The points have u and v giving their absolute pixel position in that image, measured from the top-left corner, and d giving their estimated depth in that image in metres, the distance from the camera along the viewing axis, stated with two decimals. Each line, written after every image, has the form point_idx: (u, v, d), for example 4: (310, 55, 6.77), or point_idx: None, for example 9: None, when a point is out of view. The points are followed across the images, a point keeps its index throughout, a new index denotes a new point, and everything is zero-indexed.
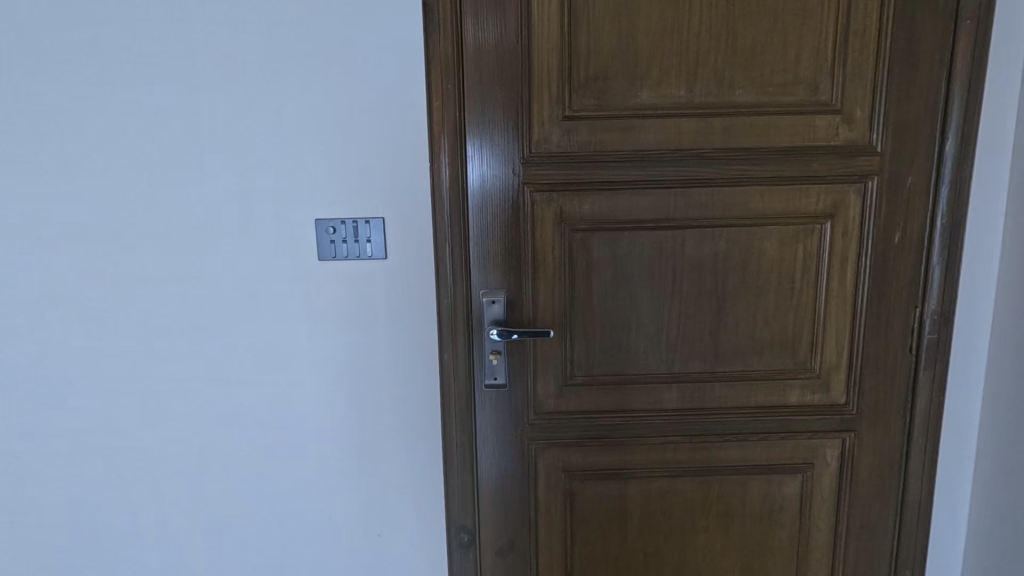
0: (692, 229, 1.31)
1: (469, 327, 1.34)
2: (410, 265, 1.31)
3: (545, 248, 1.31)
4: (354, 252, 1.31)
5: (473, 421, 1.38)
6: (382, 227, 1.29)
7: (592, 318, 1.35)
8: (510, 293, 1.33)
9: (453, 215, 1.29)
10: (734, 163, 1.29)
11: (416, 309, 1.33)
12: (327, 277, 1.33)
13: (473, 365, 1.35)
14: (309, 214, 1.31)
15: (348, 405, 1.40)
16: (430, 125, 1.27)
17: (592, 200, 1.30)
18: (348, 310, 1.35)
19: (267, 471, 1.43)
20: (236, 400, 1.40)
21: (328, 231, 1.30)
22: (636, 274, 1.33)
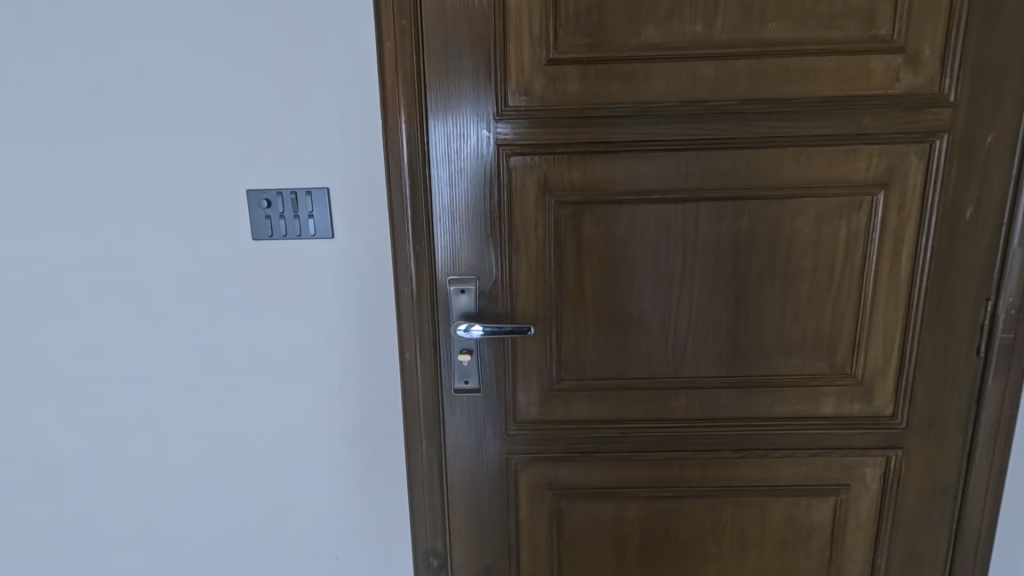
0: (707, 202, 1.06)
1: (434, 321, 1.11)
2: (360, 247, 1.10)
3: (526, 226, 1.08)
4: (293, 231, 1.09)
5: (442, 432, 1.17)
6: (325, 201, 1.07)
7: (583, 311, 1.12)
8: (485, 281, 1.10)
9: (413, 186, 1.06)
10: (763, 120, 1.02)
11: (372, 299, 1.12)
12: (265, 260, 1.11)
13: (440, 368, 1.14)
14: (241, 184, 1.08)
15: (297, 411, 1.19)
16: (383, 73, 1.02)
17: (583, 167, 1.05)
18: (291, 300, 1.13)
19: (206, 484, 1.24)
20: (167, 405, 1.20)
21: (262, 205, 1.08)
22: (636, 258, 1.09)
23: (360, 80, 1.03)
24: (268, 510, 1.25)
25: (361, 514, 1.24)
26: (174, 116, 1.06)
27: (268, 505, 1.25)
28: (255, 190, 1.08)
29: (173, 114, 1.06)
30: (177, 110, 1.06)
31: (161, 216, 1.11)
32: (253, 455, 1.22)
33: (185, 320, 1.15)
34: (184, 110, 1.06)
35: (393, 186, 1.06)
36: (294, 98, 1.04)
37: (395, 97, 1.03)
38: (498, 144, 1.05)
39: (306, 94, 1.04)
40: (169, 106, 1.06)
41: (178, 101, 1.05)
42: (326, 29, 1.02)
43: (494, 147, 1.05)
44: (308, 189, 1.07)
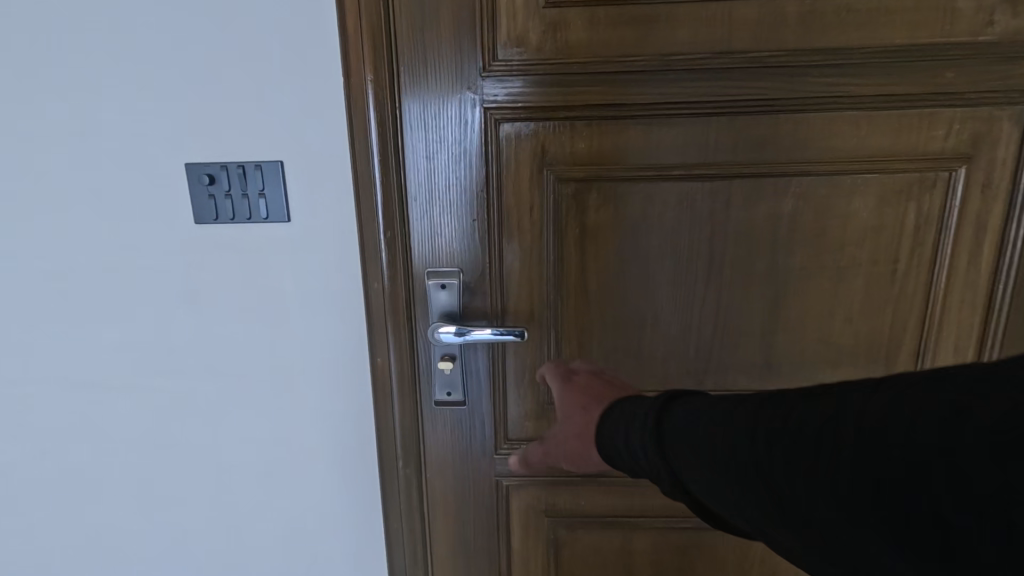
0: (742, 179, 0.86)
1: (411, 321, 0.94)
2: (323, 231, 0.92)
3: (520, 208, 0.89)
4: (242, 212, 0.92)
5: (422, 449, 1.00)
6: (279, 176, 0.89)
7: (588, 311, 0.93)
8: (470, 274, 0.92)
9: (383, 160, 0.87)
10: (817, 74, 0.81)
11: (337, 294, 0.95)
12: (212, 247, 0.94)
13: (418, 375, 0.96)
14: (178, 157, 0.90)
15: (256, 421, 1.04)
16: (341, 19, 0.82)
17: (589, 135, 0.86)
18: (244, 295, 0.96)
19: (159, 499, 1.10)
20: (108, 412, 1.05)
21: (204, 181, 0.90)
22: (654, 247, 0.89)
23: (314, 26, 0.83)
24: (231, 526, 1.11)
25: (335, 534, 1.09)
26: (91, 73, 0.87)
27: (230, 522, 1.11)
28: (194, 163, 0.90)
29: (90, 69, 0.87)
30: (95, 64, 0.86)
31: (85, 195, 0.92)
32: (209, 468, 1.07)
33: (123, 315, 0.99)
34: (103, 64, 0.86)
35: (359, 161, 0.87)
36: (235, 49, 0.85)
37: (359, 50, 0.83)
38: (485, 107, 0.86)
39: (249, 44, 0.84)
40: (84, 61, 0.86)
41: (94, 53, 0.86)
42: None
43: (480, 111, 0.86)
44: (258, 162, 0.89)
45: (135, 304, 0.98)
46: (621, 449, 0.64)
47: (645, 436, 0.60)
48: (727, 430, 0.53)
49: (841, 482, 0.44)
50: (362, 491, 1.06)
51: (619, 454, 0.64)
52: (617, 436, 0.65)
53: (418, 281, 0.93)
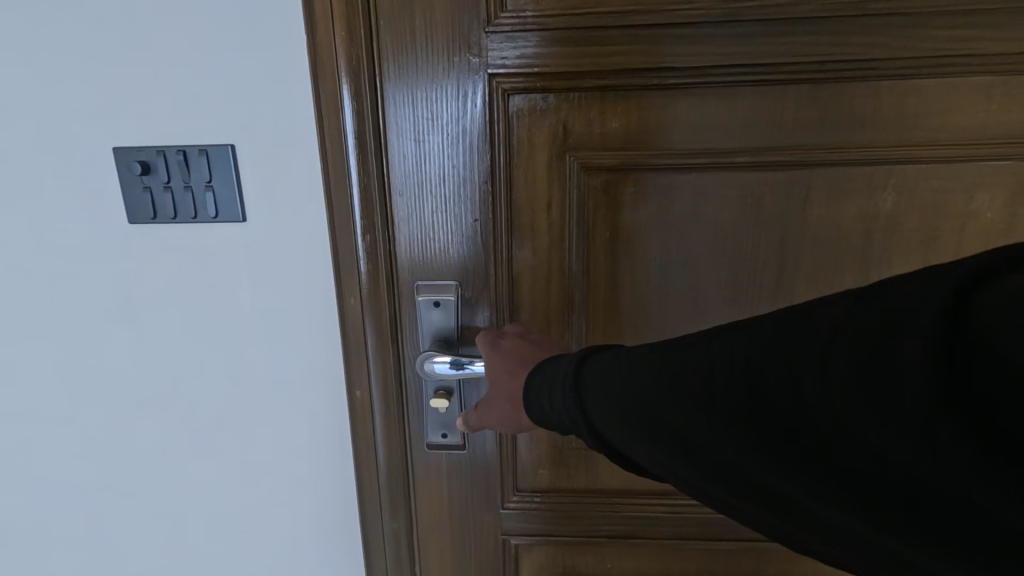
0: (825, 169, 0.65)
1: (397, 346, 0.75)
2: (286, 235, 0.73)
3: (534, 206, 0.69)
4: (187, 210, 0.72)
5: (413, 500, 0.82)
6: (227, 164, 0.70)
7: (619, 337, 0.73)
8: (470, 289, 0.73)
9: (359, 144, 0.67)
10: (940, 26, 0.60)
11: (306, 312, 0.76)
12: (149, 253, 0.75)
13: (405, 412, 0.78)
14: (101, 142, 0.70)
15: (210, 466, 0.85)
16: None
17: (626, 111, 0.65)
18: (190, 312, 0.77)
19: (97, 557, 0.91)
20: (30, 455, 0.86)
21: (134, 171, 0.70)
22: (707, 257, 0.69)
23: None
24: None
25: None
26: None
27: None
28: (122, 147, 0.70)
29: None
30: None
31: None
32: (156, 522, 0.89)
33: (40, 339, 0.79)
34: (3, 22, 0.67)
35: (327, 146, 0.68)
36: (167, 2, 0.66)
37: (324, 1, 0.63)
38: (488, 74, 0.65)
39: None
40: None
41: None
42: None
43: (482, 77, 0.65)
44: (202, 145, 0.69)
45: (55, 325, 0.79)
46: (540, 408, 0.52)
47: (564, 395, 0.49)
48: (642, 379, 0.43)
49: (766, 434, 0.36)
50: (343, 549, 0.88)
51: (543, 416, 0.52)
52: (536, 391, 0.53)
53: (405, 298, 0.74)
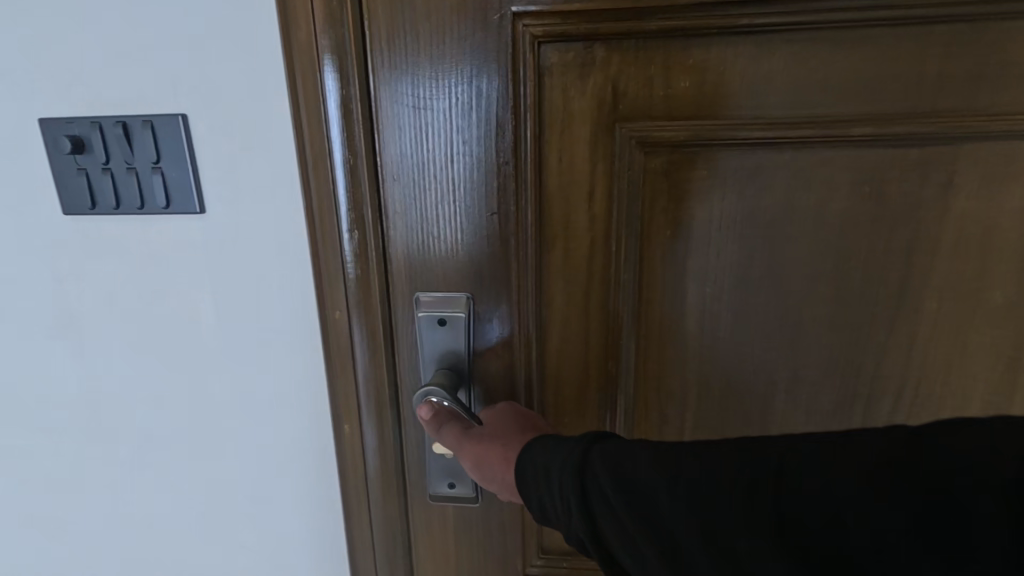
0: (979, 147, 0.47)
1: (394, 374, 0.59)
2: (253, 231, 0.57)
3: (570, 196, 0.52)
4: (131, 198, 0.57)
5: (414, 558, 0.66)
6: (179, 139, 0.54)
7: (679, 367, 0.56)
8: (484, 303, 0.56)
9: (345, 115, 0.51)
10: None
11: (283, 328, 0.61)
12: (89, 252, 0.60)
13: (404, 454, 0.62)
14: (25, 110, 0.55)
15: (176, 505, 0.71)
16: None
17: (698, 66, 0.47)
18: (145, 325, 0.63)
19: None
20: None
21: (65, 147, 0.55)
22: (798, 268, 0.52)
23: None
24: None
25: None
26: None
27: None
28: (49, 117, 0.55)
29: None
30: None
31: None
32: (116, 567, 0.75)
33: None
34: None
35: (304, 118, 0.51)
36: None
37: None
38: (512, 13, 0.47)
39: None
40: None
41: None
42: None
43: (502, 18, 0.48)
44: (147, 115, 0.54)
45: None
46: (530, 472, 0.43)
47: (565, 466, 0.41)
48: (661, 460, 0.38)
49: (814, 535, 0.32)
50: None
51: (526, 488, 0.43)
52: (535, 454, 0.44)
53: (399, 317, 0.57)
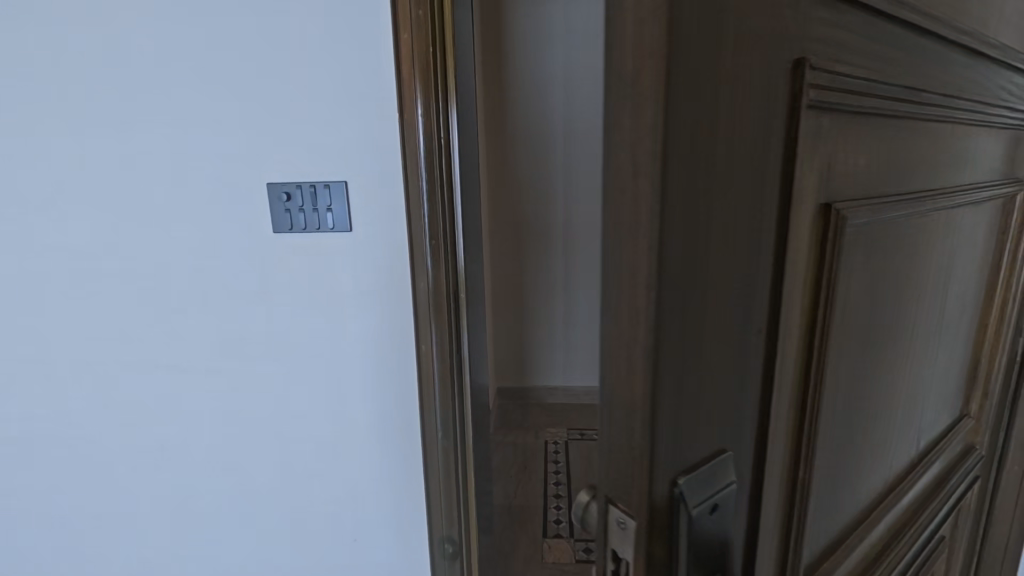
0: (977, 213, 0.59)
1: (456, 341, 0.92)
2: (361, 244, 0.88)
3: (817, 307, 0.37)
4: (312, 226, 0.88)
5: (466, 469, 0.98)
6: (343, 192, 0.86)
7: (861, 473, 0.49)
8: (743, 494, 0.35)
9: (429, 184, 0.85)
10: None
11: (382, 299, 0.90)
12: (283, 249, 0.90)
13: (460, 400, 0.95)
14: (232, 180, 0.88)
15: (268, 446, 1.00)
16: (396, 52, 0.80)
17: (897, 139, 0.41)
18: (302, 317, 0.93)
19: (164, 521, 1.04)
20: (142, 445, 1.01)
21: (280, 197, 0.87)
22: (918, 334, 0.54)
23: (367, 62, 0.81)
24: (229, 530, 1.04)
25: (358, 538, 1.02)
26: (120, 81, 0.87)
27: (220, 538, 1.05)
28: (274, 181, 0.87)
29: (131, 75, 0.86)
30: (145, 54, 0.85)
31: (112, 209, 0.91)
32: (211, 489, 1.02)
33: (157, 338, 0.96)
34: (143, 64, 0.86)
35: (608, 124, 0.25)
36: (294, 73, 0.83)
37: (412, 75, 0.81)
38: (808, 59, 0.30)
39: (311, 78, 0.83)
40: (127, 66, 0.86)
41: (137, 52, 0.85)
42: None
43: (802, 25, 0.30)
44: (326, 179, 0.86)
45: (126, 326, 0.96)
46: None
47: None
48: None
49: None
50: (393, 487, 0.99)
51: None
52: None
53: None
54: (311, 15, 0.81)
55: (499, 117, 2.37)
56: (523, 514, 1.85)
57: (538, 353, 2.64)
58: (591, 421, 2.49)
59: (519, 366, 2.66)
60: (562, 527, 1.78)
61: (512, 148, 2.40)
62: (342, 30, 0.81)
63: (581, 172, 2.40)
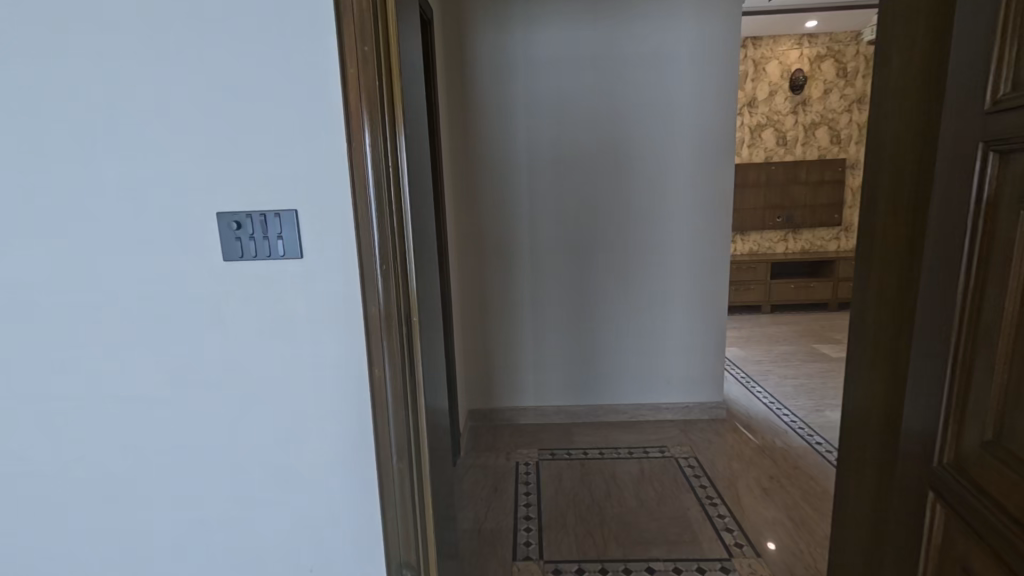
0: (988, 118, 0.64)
1: (409, 365, 0.93)
2: (311, 269, 0.89)
3: None
4: (262, 254, 0.89)
5: (422, 492, 0.98)
6: (294, 223, 0.88)
7: None
8: None
9: (379, 214, 0.86)
10: (952, 101, 0.71)
11: (338, 323, 0.91)
12: (237, 277, 0.91)
13: (412, 427, 0.95)
14: (177, 215, 0.89)
15: (221, 473, 0.98)
16: (344, 87, 0.83)
17: None
18: (254, 342, 0.93)
19: (114, 556, 1.01)
20: (91, 480, 0.99)
21: (230, 227, 0.88)
22: None
23: (320, 94, 0.84)
24: (182, 564, 1.01)
25: (315, 566, 1.01)
26: (69, 116, 0.87)
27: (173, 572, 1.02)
28: (224, 211, 0.88)
29: (82, 107, 0.87)
30: (98, 84, 0.86)
31: (62, 237, 0.90)
32: (162, 523, 1.00)
33: (105, 371, 0.95)
34: (96, 94, 0.86)
35: None
36: (249, 105, 0.85)
37: (360, 109, 0.83)
38: None
39: (265, 110, 0.85)
40: (79, 96, 0.86)
41: (89, 83, 0.86)
42: (280, 21, 0.83)
43: None
44: (276, 209, 0.87)
45: (73, 359, 0.94)
46: None
47: None
48: None
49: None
50: (350, 513, 0.98)
51: None
52: None
53: None
54: (264, 47, 0.83)
55: (464, 141, 2.41)
56: (492, 537, 1.84)
57: (507, 374, 2.65)
58: (561, 440, 2.50)
59: (489, 388, 2.66)
60: (531, 550, 1.77)
61: (478, 171, 2.44)
62: (292, 67, 0.84)
63: (547, 192, 2.46)
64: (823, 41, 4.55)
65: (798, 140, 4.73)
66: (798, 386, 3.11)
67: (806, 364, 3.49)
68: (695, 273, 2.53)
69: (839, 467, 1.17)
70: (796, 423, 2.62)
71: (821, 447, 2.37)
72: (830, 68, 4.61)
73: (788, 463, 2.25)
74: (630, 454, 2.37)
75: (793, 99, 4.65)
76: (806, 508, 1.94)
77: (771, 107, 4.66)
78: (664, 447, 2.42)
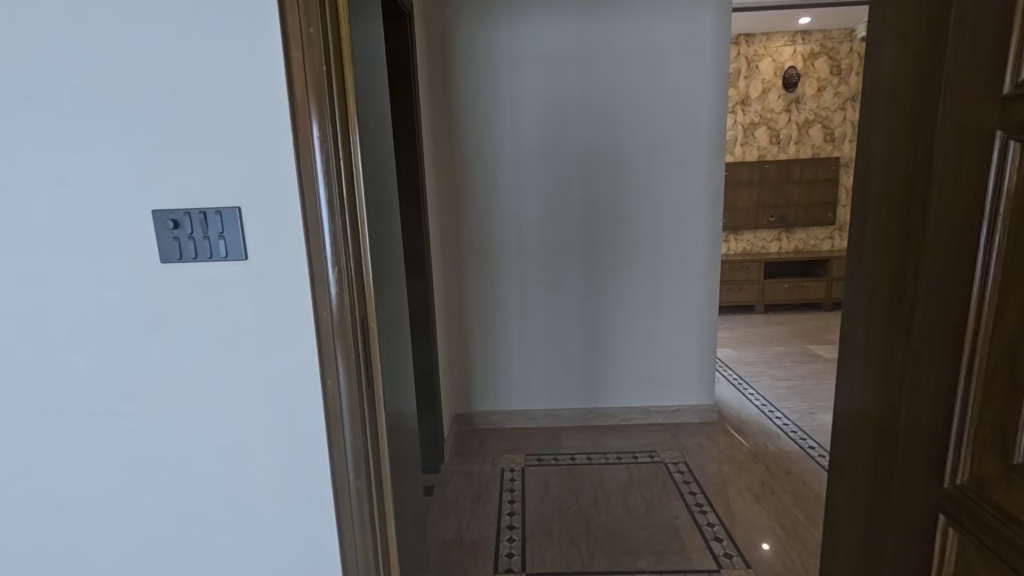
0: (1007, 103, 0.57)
1: (365, 374, 0.86)
2: (257, 271, 0.82)
3: None
4: (204, 255, 0.82)
5: (382, 510, 0.91)
6: (237, 221, 0.81)
7: None
8: None
9: (331, 213, 0.79)
10: (957, 87, 0.64)
11: (288, 329, 0.84)
12: (176, 279, 0.83)
13: (370, 441, 0.88)
14: (111, 214, 0.82)
15: (166, 491, 0.91)
16: (289, 73, 0.76)
17: None
18: (197, 350, 0.86)
19: None
20: (25, 500, 0.91)
21: (167, 226, 0.81)
22: None
23: (263, 81, 0.77)
24: None
25: None
26: None
27: None
28: (161, 209, 0.81)
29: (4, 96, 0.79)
30: (20, 70, 0.78)
31: None
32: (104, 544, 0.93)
33: (36, 383, 0.87)
34: (18, 82, 0.78)
35: None
36: (186, 92, 0.78)
37: (307, 98, 0.76)
38: None
39: (204, 98, 0.78)
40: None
41: (10, 69, 0.78)
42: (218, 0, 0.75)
43: None
44: (218, 206, 0.80)
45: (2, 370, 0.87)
46: None
47: None
48: None
49: None
50: (306, 532, 0.91)
51: None
52: None
53: None
54: (202, 29, 0.76)
55: (447, 137, 2.34)
56: (474, 548, 1.77)
57: (493, 377, 2.58)
58: (548, 445, 2.44)
59: (474, 391, 2.60)
60: (513, 561, 1.71)
61: (462, 169, 2.37)
62: (233, 53, 0.76)
63: (532, 189, 2.39)
64: (817, 38, 4.50)
65: (791, 138, 4.68)
66: (791, 388, 3.06)
67: (799, 365, 3.43)
68: (685, 273, 2.48)
69: (830, 478, 1.11)
70: (788, 427, 2.56)
71: (814, 451, 2.31)
72: (823, 66, 4.56)
73: (780, 468, 2.19)
74: (618, 459, 2.31)
75: (786, 97, 4.59)
76: (797, 515, 1.89)
77: (764, 105, 4.60)
78: (653, 451, 2.36)
